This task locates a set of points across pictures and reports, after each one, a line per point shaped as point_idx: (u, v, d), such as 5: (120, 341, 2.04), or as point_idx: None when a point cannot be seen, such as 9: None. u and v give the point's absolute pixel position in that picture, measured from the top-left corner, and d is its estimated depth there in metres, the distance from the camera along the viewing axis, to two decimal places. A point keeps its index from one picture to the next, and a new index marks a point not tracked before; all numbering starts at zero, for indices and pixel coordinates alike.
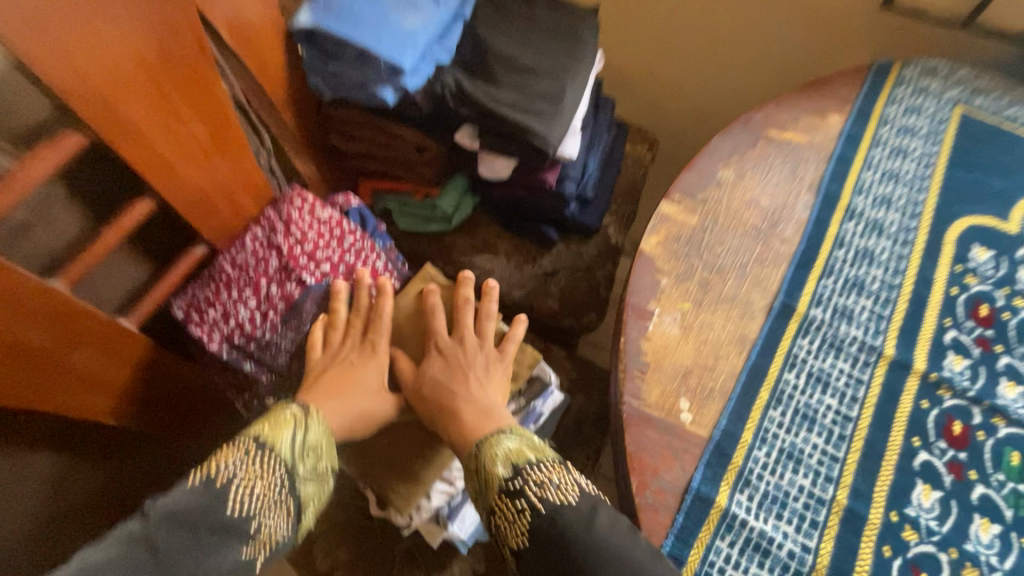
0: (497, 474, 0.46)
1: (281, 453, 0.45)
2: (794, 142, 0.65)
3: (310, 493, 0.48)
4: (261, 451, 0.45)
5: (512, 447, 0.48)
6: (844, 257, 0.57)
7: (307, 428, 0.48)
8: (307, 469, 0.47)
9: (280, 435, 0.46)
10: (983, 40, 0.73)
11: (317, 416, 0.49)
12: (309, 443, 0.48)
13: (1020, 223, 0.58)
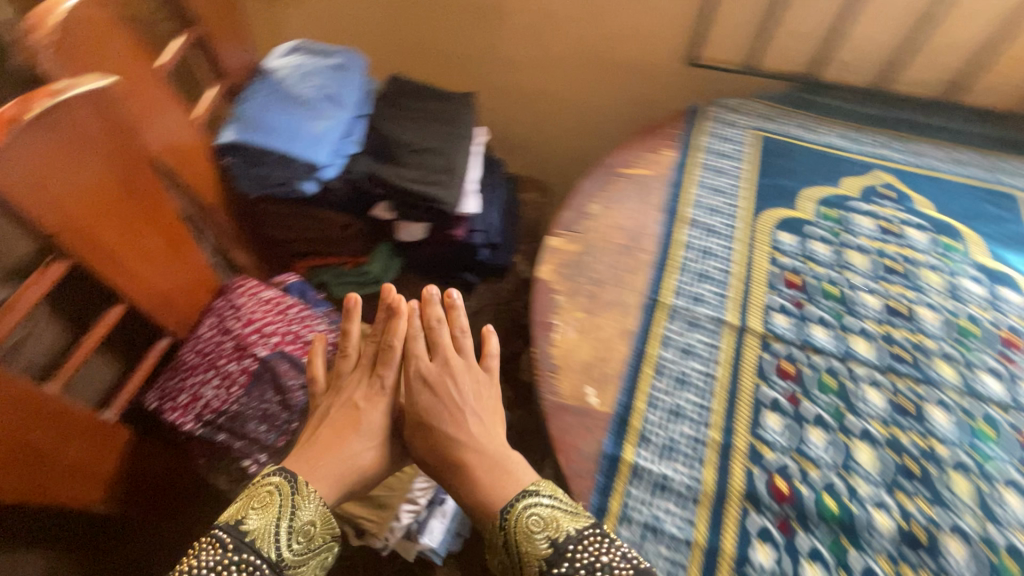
0: (537, 550, 0.53)
1: (266, 548, 0.49)
2: (642, 176, 0.84)
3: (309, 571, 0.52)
4: (247, 553, 0.47)
5: (547, 522, 0.53)
6: (691, 256, 0.74)
7: (294, 513, 0.51)
8: (299, 552, 0.51)
9: (266, 529, 0.49)
10: (764, 80, 0.97)
11: (302, 497, 0.53)
12: (299, 527, 0.51)
13: (807, 211, 0.79)
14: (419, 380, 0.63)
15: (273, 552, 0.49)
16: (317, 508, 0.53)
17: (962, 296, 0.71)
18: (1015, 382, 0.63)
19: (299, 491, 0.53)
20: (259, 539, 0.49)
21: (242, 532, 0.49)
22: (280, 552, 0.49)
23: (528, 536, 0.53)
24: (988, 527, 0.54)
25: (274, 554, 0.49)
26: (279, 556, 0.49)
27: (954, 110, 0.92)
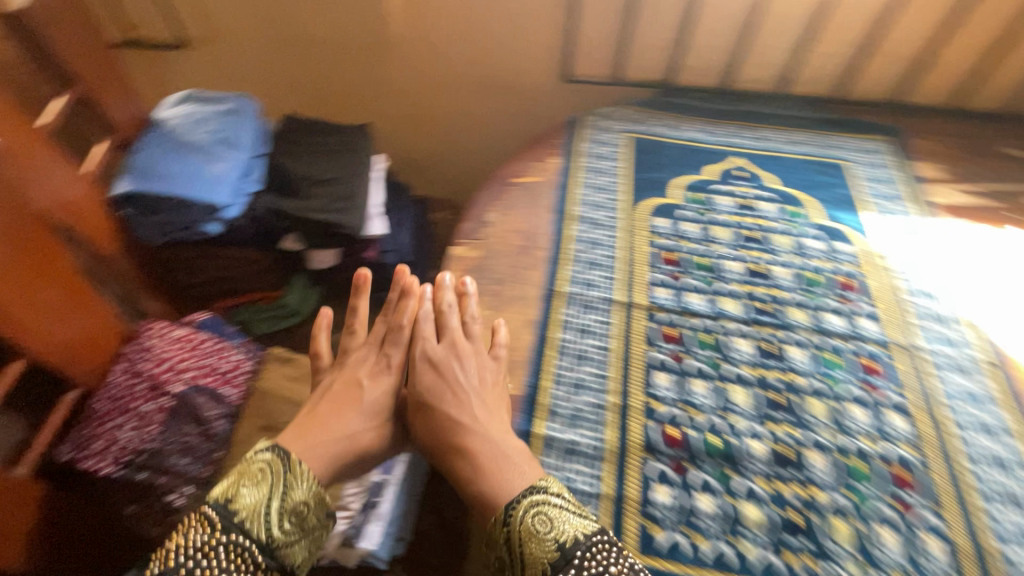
0: (545, 549, 0.52)
1: (256, 529, 0.51)
2: (531, 183, 0.93)
3: (300, 548, 0.55)
4: (236, 533, 0.50)
5: (558, 523, 0.53)
6: (581, 248, 0.83)
7: (285, 495, 0.54)
8: (290, 530, 0.53)
9: (256, 511, 0.52)
10: (631, 89, 1.10)
11: (294, 478, 0.55)
12: (290, 508, 0.54)
13: (676, 196, 0.91)
14: (421, 351, 0.69)
15: (263, 533, 0.52)
16: (309, 490, 0.56)
17: (807, 251, 0.83)
18: (851, 316, 0.76)
19: (291, 472, 0.55)
20: (248, 521, 0.51)
21: (233, 512, 0.51)
22: (271, 532, 0.52)
23: (534, 533, 0.53)
24: (840, 437, 0.64)
25: (264, 534, 0.52)
26: (269, 536, 0.52)
27: (786, 99, 1.08)
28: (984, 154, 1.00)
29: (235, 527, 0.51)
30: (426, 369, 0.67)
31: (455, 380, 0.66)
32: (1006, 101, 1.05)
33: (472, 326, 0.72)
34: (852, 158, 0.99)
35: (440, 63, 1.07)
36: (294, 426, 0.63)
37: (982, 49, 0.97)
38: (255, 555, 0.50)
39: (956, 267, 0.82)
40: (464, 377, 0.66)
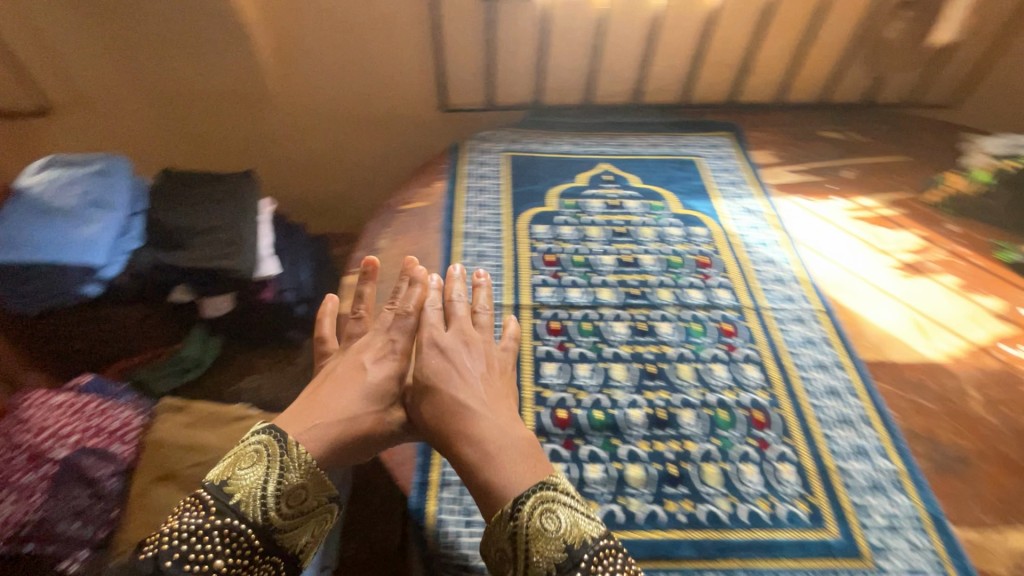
0: (554, 547, 0.49)
1: (251, 511, 0.51)
2: (418, 209, 0.98)
3: (301, 530, 0.54)
4: (231, 516, 0.50)
5: (568, 524, 0.51)
6: (469, 261, 0.89)
7: (281, 476, 0.53)
8: (289, 512, 0.53)
9: (251, 494, 0.51)
10: (505, 112, 1.20)
11: (293, 457, 0.54)
12: (287, 490, 0.53)
13: (552, 204, 1.00)
14: (430, 335, 0.68)
15: (259, 515, 0.51)
16: (307, 471, 0.55)
17: (668, 238, 0.94)
18: (709, 288, 0.86)
19: (289, 452, 0.54)
20: (244, 504, 0.51)
21: (229, 494, 0.51)
22: (268, 513, 0.52)
23: (541, 530, 0.50)
24: (706, 394, 0.73)
25: (260, 516, 0.51)
26: (267, 518, 0.51)
27: (642, 108, 1.21)
28: (805, 138, 1.17)
29: (229, 510, 0.50)
30: (433, 349, 0.67)
31: (466, 360, 0.66)
32: (819, 93, 1.23)
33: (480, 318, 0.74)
34: (702, 154, 1.12)
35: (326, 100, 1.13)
36: (291, 413, 0.60)
37: (789, 51, 1.15)
38: (251, 536, 0.50)
39: (791, 234, 0.96)
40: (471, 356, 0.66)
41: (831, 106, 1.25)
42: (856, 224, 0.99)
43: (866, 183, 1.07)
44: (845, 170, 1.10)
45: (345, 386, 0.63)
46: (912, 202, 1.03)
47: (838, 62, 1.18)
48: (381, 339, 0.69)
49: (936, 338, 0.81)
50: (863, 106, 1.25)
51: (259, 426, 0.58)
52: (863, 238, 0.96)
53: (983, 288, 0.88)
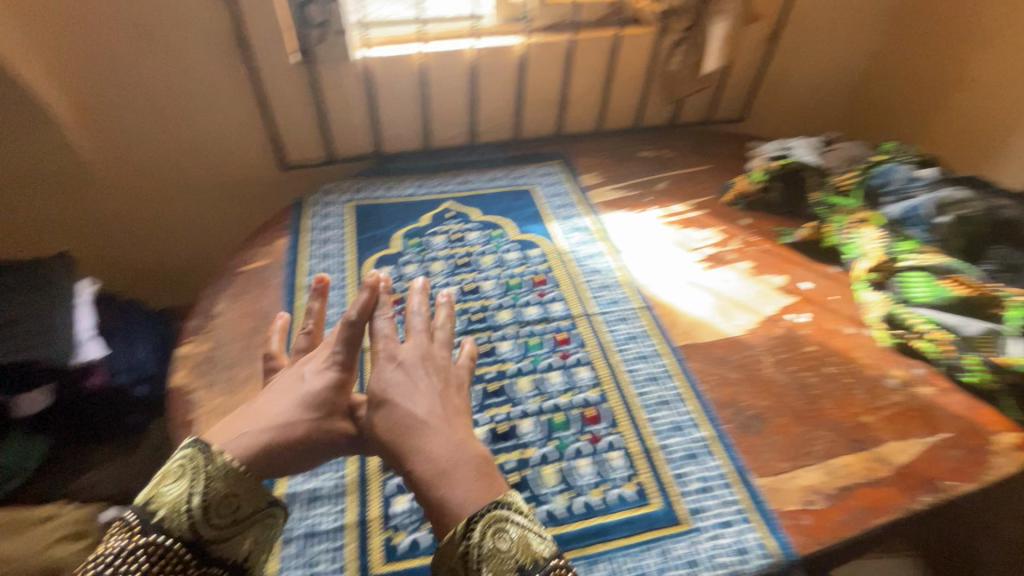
0: (505, 566, 0.50)
1: (177, 526, 0.52)
2: (259, 268, 0.98)
3: (241, 539, 0.56)
4: (155, 533, 0.52)
5: (519, 543, 0.51)
6: (313, 313, 0.90)
7: (205, 489, 0.54)
8: (222, 523, 0.55)
9: (175, 508, 0.53)
10: (349, 163, 1.25)
11: (216, 469, 0.55)
12: (214, 502, 0.54)
13: (397, 245, 1.04)
14: (383, 350, 0.67)
15: (186, 527, 0.53)
16: (234, 481, 0.56)
17: (507, 263, 1.01)
18: (545, 303, 0.94)
19: (211, 465, 0.55)
20: (168, 521, 0.52)
21: (153, 513, 0.53)
22: (197, 526, 0.53)
23: (491, 551, 0.50)
24: (543, 401, 0.78)
25: (188, 530, 0.53)
26: (196, 531, 0.53)
27: (480, 147, 1.32)
28: (624, 159, 1.34)
29: (154, 528, 0.52)
30: (387, 365, 0.66)
31: (419, 373, 0.64)
32: (631, 119, 1.42)
33: (439, 331, 0.72)
34: (536, 183, 1.24)
35: (170, 157, 1.14)
36: (226, 423, 0.62)
37: (598, 85, 1.32)
38: (181, 551, 0.52)
39: (616, 244, 1.08)
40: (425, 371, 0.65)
41: (643, 129, 1.44)
42: (669, 228, 1.13)
43: (674, 192, 1.23)
44: (659, 183, 1.26)
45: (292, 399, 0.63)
46: (714, 203, 1.21)
47: (640, 92, 1.37)
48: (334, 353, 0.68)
49: (736, 316, 0.95)
50: (669, 127, 1.46)
51: (186, 441, 0.59)
52: (675, 240, 1.10)
53: (770, 267, 1.04)
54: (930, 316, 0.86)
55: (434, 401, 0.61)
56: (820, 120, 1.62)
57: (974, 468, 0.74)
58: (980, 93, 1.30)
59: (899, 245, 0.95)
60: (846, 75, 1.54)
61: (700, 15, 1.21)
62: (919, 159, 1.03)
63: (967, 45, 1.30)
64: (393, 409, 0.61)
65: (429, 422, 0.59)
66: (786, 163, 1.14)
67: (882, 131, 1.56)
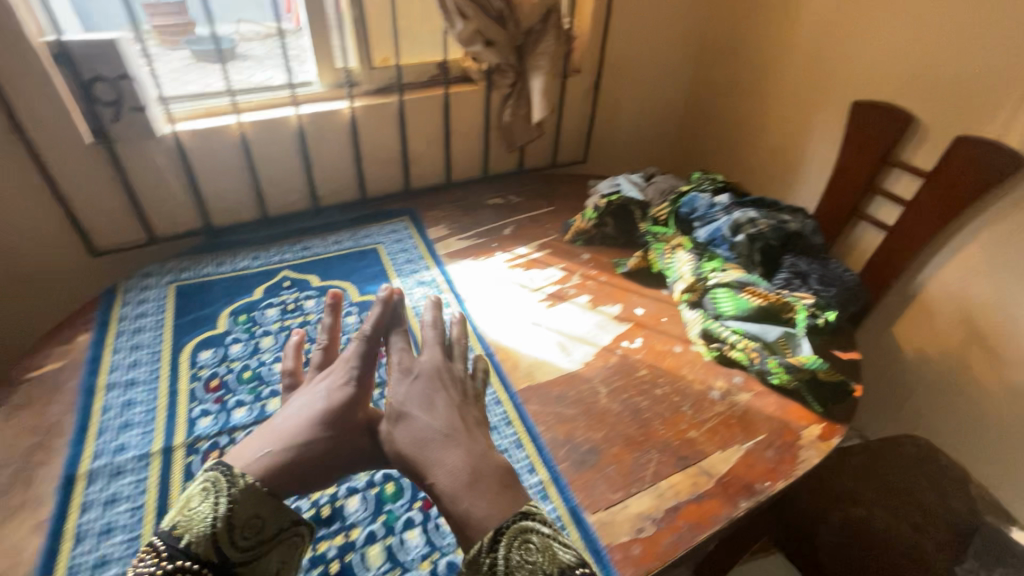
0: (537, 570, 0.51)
1: (204, 550, 0.54)
2: (50, 371, 0.86)
3: (265, 560, 0.58)
4: (184, 557, 0.53)
5: (545, 553, 0.52)
6: (113, 415, 0.80)
7: (231, 511, 0.57)
8: (247, 544, 0.57)
9: (201, 535, 0.55)
10: (175, 240, 1.17)
11: (241, 491, 0.58)
12: (240, 524, 0.57)
13: (223, 323, 0.97)
14: (401, 364, 0.70)
15: (215, 553, 0.55)
16: (258, 502, 0.59)
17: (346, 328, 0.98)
18: None
19: (237, 487, 0.58)
20: (196, 544, 0.54)
21: (181, 536, 0.54)
22: (224, 548, 0.55)
23: (522, 560, 0.51)
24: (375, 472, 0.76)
25: (215, 551, 0.55)
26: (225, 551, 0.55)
27: (322, 211, 1.30)
28: (472, 208, 1.37)
29: (182, 553, 0.53)
30: (405, 375, 0.69)
31: (438, 384, 0.68)
32: (479, 169, 1.47)
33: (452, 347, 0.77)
34: (383, 241, 1.23)
35: None
36: (245, 446, 0.64)
37: (438, 140, 1.36)
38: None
39: (460, 294, 1.08)
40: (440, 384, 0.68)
41: (493, 177, 1.50)
42: (513, 271, 1.16)
43: (519, 236, 1.28)
44: (506, 228, 1.31)
45: (313, 417, 0.66)
46: (558, 241, 1.27)
47: (482, 143, 1.44)
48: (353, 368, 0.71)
49: (575, 350, 0.97)
50: (517, 173, 1.53)
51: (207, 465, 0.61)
52: (518, 282, 1.13)
53: (608, 297, 1.10)
54: (736, 328, 0.94)
55: (453, 411, 0.65)
56: (655, 152, 1.81)
57: (787, 466, 0.80)
58: (771, 122, 1.52)
59: (705, 265, 1.04)
60: (668, 113, 1.74)
61: (520, 72, 1.30)
62: (715, 186, 1.16)
63: (754, 83, 1.54)
64: (413, 419, 0.64)
65: (449, 431, 0.62)
66: (613, 198, 1.22)
67: (706, 159, 1.76)
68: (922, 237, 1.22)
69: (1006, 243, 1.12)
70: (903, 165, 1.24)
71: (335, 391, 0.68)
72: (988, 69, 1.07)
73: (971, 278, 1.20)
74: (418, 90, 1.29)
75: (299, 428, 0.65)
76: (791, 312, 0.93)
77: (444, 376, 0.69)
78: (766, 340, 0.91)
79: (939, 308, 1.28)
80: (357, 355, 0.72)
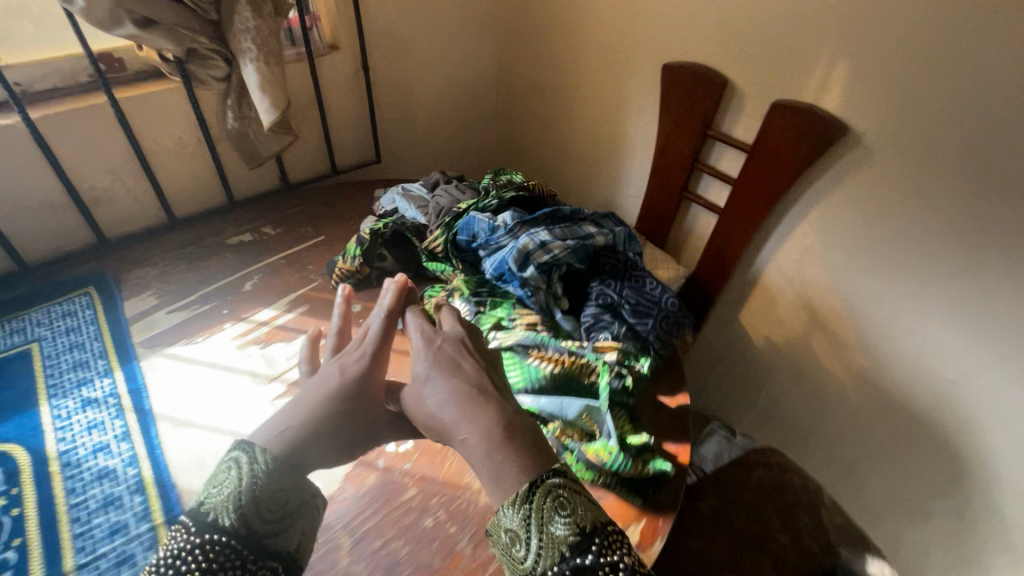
0: (552, 536, 0.51)
1: (233, 520, 0.50)
2: None
3: (292, 533, 0.52)
4: (212, 532, 0.49)
5: (577, 510, 0.53)
6: None
7: (255, 488, 0.51)
8: (271, 522, 0.51)
9: (225, 507, 0.50)
10: None
11: (262, 464, 0.53)
12: (264, 498, 0.52)
13: None
14: (423, 334, 0.69)
15: (241, 526, 0.50)
16: (282, 475, 0.54)
17: None
18: None
19: (255, 465, 0.53)
20: (223, 515, 0.50)
21: (206, 512, 0.50)
22: (251, 524, 0.50)
23: (555, 511, 0.52)
24: None
25: (241, 525, 0.50)
26: (252, 528, 0.49)
27: None
28: (201, 256, 1.00)
29: (209, 528, 0.49)
30: (431, 346, 0.68)
31: (464, 352, 0.68)
32: (215, 194, 1.09)
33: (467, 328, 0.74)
34: (41, 334, 0.83)
35: None
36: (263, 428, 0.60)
37: (129, 167, 0.96)
38: (240, 550, 0.48)
39: (150, 413, 0.73)
40: (464, 351, 0.67)
41: (243, 203, 1.12)
42: (245, 354, 0.83)
43: (264, 291, 0.93)
44: (248, 281, 0.95)
45: (332, 390, 0.63)
46: (322, 288, 0.94)
47: (209, 159, 1.05)
48: (371, 346, 0.68)
49: (320, 477, 0.69)
50: (277, 193, 1.16)
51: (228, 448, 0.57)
52: (244, 373, 0.80)
53: None
54: (528, 405, 0.69)
55: (482, 374, 0.64)
56: (470, 137, 1.50)
57: None
58: (584, 94, 1.28)
59: (487, 320, 0.78)
60: (478, 89, 1.43)
61: (231, 58, 0.93)
62: (498, 199, 0.87)
63: (562, 47, 1.27)
64: (436, 384, 0.64)
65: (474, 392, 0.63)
66: (381, 226, 0.93)
67: (528, 139, 1.49)
68: (753, 219, 1.06)
69: (836, 222, 0.98)
70: (722, 137, 1.05)
71: (351, 366, 0.66)
72: (798, 19, 0.87)
73: (807, 259, 1.06)
74: (70, 100, 0.88)
75: (320, 403, 0.62)
76: (591, 375, 0.70)
77: (468, 344, 0.69)
78: (565, 418, 0.68)
79: (779, 294, 1.14)
80: (377, 331, 0.70)
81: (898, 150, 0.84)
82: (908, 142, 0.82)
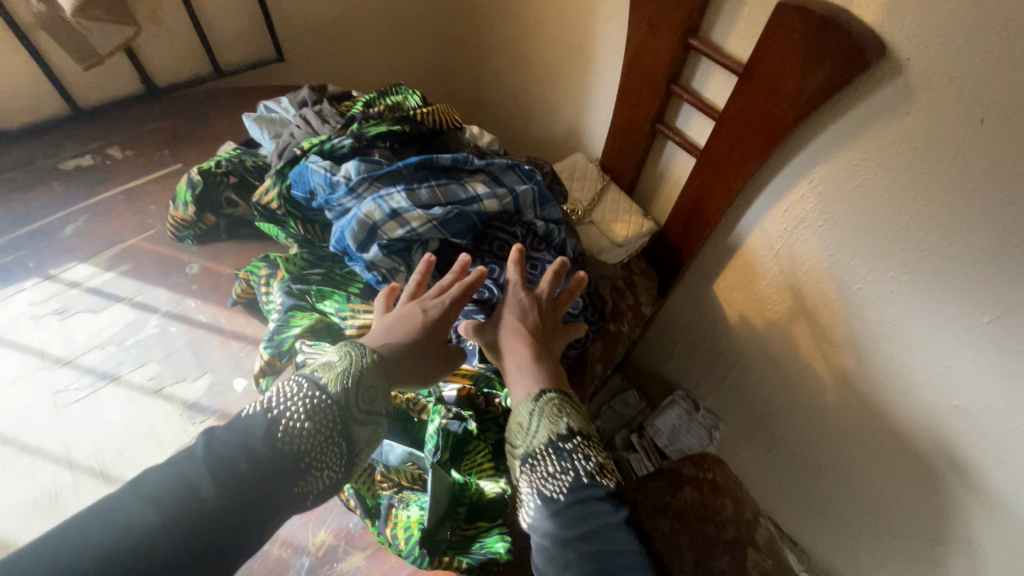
0: (551, 429, 0.47)
1: (343, 393, 0.44)
2: None
3: (368, 435, 0.46)
4: (324, 395, 0.43)
5: (579, 420, 0.48)
6: None
7: (369, 377, 0.46)
8: (364, 412, 0.45)
9: (341, 377, 0.45)
10: None
11: (374, 360, 0.47)
12: (370, 389, 0.46)
13: None
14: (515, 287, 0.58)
15: (350, 399, 0.44)
16: (385, 380, 0.47)
17: None
18: None
19: (368, 355, 0.47)
20: (335, 382, 0.44)
21: (323, 375, 0.44)
22: (352, 404, 0.44)
23: (557, 410, 0.48)
24: None
25: (347, 401, 0.44)
26: (349, 409, 0.44)
27: None
28: (19, 182, 0.80)
29: (323, 390, 0.43)
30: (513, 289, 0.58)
31: (539, 305, 0.57)
32: (48, 102, 0.86)
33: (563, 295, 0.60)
34: None
35: None
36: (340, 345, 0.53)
37: None
38: (338, 423, 0.43)
39: None
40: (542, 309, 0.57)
41: (91, 114, 0.90)
42: (38, 326, 0.66)
43: (86, 240, 0.75)
44: (69, 225, 0.76)
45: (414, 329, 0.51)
46: (159, 239, 0.76)
47: (31, 58, 0.81)
48: (457, 293, 0.54)
49: (82, 503, 0.54)
50: (137, 100, 0.93)
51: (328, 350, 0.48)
52: (27, 352, 0.64)
53: (194, 362, 0.64)
54: None
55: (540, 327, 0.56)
56: (406, 26, 1.17)
57: None
58: None
59: (299, 321, 0.59)
60: None
61: None
62: (354, 137, 0.63)
63: None
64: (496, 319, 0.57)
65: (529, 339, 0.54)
66: (214, 164, 0.71)
67: (479, 31, 1.15)
68: (738, 172, 0.75)
69: (845, 190, 0.66)
70: (708, 50, 0.73)
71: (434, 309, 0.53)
72: None
73: (799, 232, 0.75)
74: None
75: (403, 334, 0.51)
76: (422, 414, 0.56)
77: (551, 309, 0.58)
78: (388, 464, 0.54)
79: (761, 273, 0.85)
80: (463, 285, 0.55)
81: (955, 94, 0.51)
82: (975, 83, 0.49)
